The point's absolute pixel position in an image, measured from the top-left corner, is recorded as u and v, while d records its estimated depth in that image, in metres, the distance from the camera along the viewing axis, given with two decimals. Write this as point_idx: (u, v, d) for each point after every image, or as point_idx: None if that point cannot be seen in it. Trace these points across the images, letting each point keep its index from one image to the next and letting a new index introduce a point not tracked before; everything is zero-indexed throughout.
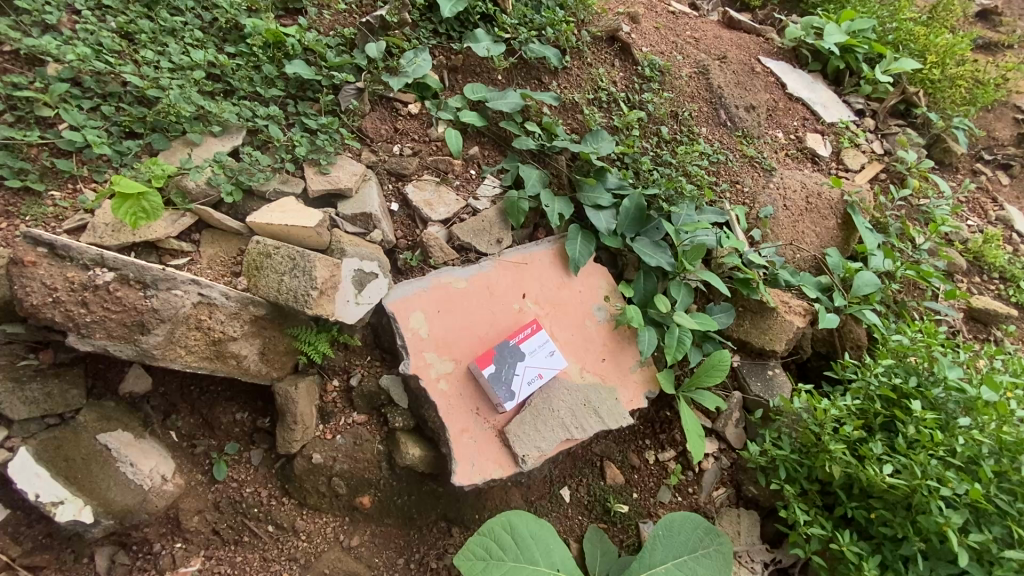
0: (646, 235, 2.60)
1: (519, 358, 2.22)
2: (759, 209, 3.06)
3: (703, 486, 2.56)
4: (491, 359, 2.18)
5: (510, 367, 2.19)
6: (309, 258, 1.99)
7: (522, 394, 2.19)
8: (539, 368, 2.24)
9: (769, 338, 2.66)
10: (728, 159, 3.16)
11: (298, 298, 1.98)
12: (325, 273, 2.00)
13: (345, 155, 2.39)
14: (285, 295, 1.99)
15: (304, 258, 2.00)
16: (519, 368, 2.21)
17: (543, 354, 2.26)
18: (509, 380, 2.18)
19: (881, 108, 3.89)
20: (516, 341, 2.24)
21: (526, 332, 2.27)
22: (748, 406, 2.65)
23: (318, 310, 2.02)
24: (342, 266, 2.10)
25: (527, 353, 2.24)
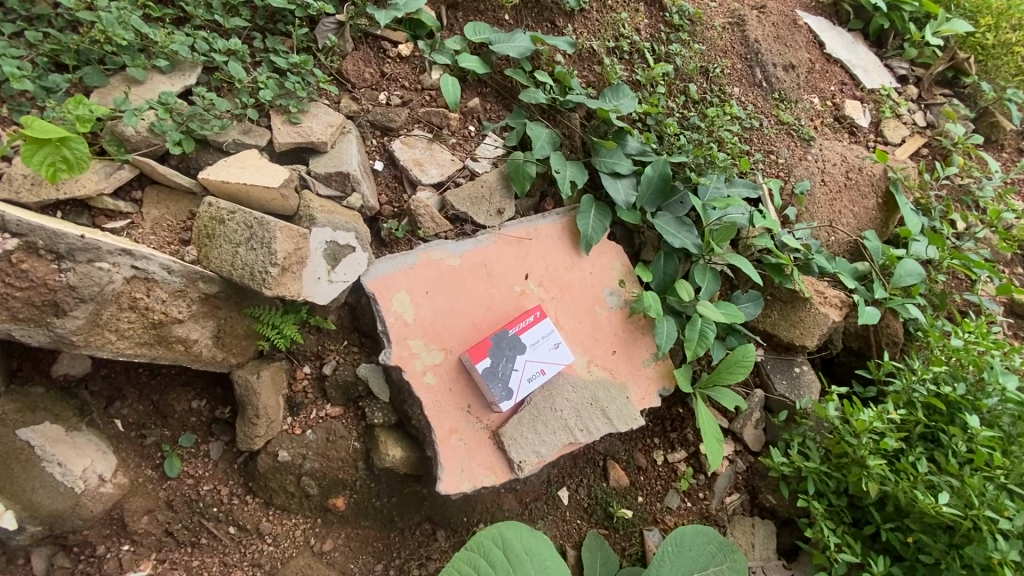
0: (669, 210, 2.27)
1: (518, 351, 1.91)
2: (794, 183, 2.70)
3: (715, 492, 2.32)
4: (484, 350, 1.86)
5: (508, 361, 1.89)
6: (269, 228, 1.61)
7: (520, 393, 1.89)
8: (541, 362, 1.93)
9: (799, 332, 2.36)
10: (762, 125, 2.77)
11: (256, 277, 1.61)
12: (288, 247, 1.63)
13: (320, 103, 2.02)
14: (239, 271, 1.62)
15: (265, 226, 1.61)
16: (518, 362, 1.90)
17: (546, 344, 1.95)
18: (506, 376, 1.87)
19: (927, 75, 3.47)
20: (516, 329, 1.92)
21: (528, 320, 1.95)
22: (770, 406, 2.39)
23: (280, 289, 1.66)
24: (310, 236, 1.75)
25: (528, 344, 1.93)
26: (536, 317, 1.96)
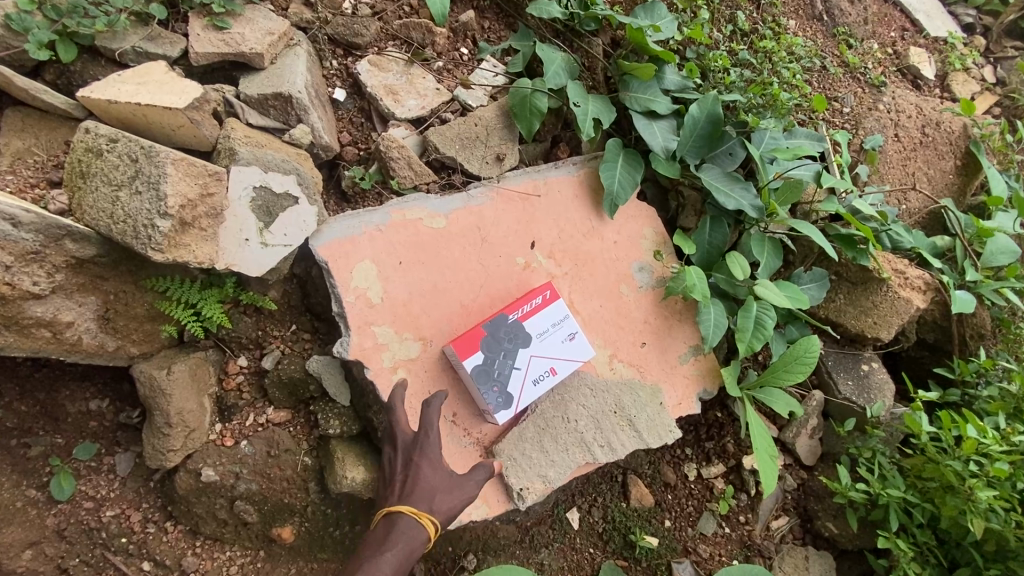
0: (716, 163, 1.77)
1: (521, 344, 1.43)
2: (866, 137, 2.16)
3: (759, 515, 1.88)
4: (475, 343, 1.39)
5: (506, 358, 1.41)
6: (159, 160, 1.09)
7: (522, 400, 1.42)
8: (551, 359, 1.46)
9: (872, 323, 1.88)
10: (824, 65, 2.24)
11: (139, 233, 1.10)
12: (187, 190, 1.11)
13: (259, 5, 1.49)
14: (119, 224, 1.11)
15: (153, 159, 1.09)
16: (520, 358, 1.42)
17: (558, 334, 1.48)
18: (504, 378, 1.41)
19: (997, 24, 2.96)
20: (518, 314, 1.44)
21: (536, 302, 1.46)
22: (830, 412, 1.92)
23: (180, 253, 1.15)
24: (228, 178, 1.23)
25: (535, 334, 1.45)
26: (545, 298, 1.47)
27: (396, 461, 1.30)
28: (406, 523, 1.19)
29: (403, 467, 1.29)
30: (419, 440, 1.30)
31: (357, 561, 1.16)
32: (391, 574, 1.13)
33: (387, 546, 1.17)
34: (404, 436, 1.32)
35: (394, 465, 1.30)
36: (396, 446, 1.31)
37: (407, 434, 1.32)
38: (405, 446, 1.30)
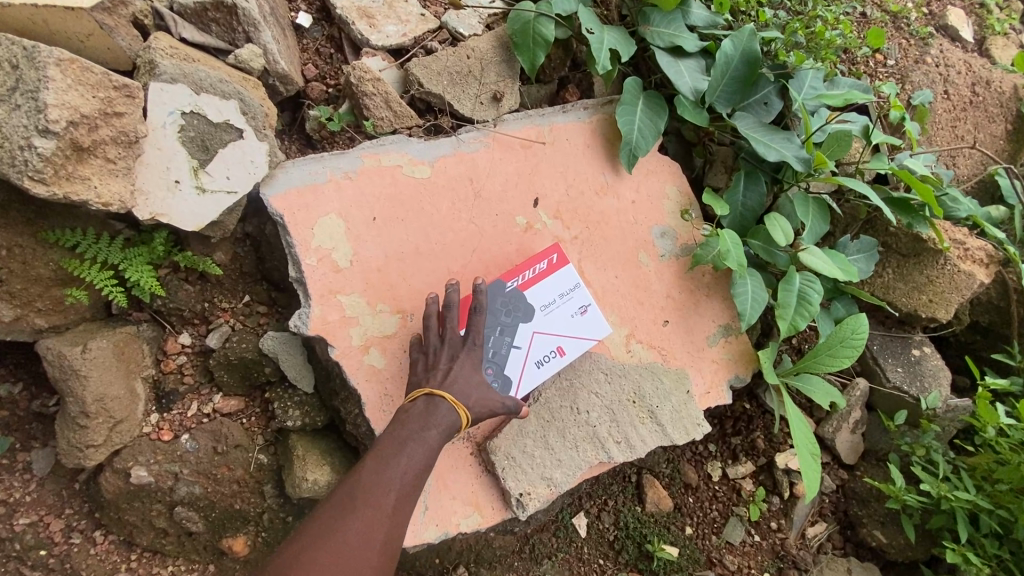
0: (749, 111, 1.51)
1: (521, 319, 1.18)
2: (913, 92, 1.90)
3: (794, 522, 1.63)
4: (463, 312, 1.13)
5: (503, 336, 1.16)
6: (41, 62, 0.85)
7: (523, 387, 1.18)
8: (557, 336, 1.21)
9: (925, 301, 1.63)
10: (864, 13, 1.98)
11: (14, 157, 0.85)
12: (79, 103, 0.87)
13: None
14: None
15: (34, 63, 0.85)
16: (520, 335, 1.18)
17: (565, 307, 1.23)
18: (501, 361, 1.16)
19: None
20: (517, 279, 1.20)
21: (540, 267, 1.22)
22: (875, 403, 1.67)
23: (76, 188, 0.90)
24: (145, 98, 0.98)
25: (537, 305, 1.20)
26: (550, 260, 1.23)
27: (441, 352, 1.07)
28: (444, 410, 1.01)
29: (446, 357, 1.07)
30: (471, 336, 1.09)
31: (393, 439, 0.98)
32: (431, 458, 0.99)
33: (427, 429, 1.00)
34: (454, 332, 1.09)
35: (435, 354, 1.08)
36: (440, 337, 1.09)
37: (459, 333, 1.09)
38: (454, 342, 1.08)
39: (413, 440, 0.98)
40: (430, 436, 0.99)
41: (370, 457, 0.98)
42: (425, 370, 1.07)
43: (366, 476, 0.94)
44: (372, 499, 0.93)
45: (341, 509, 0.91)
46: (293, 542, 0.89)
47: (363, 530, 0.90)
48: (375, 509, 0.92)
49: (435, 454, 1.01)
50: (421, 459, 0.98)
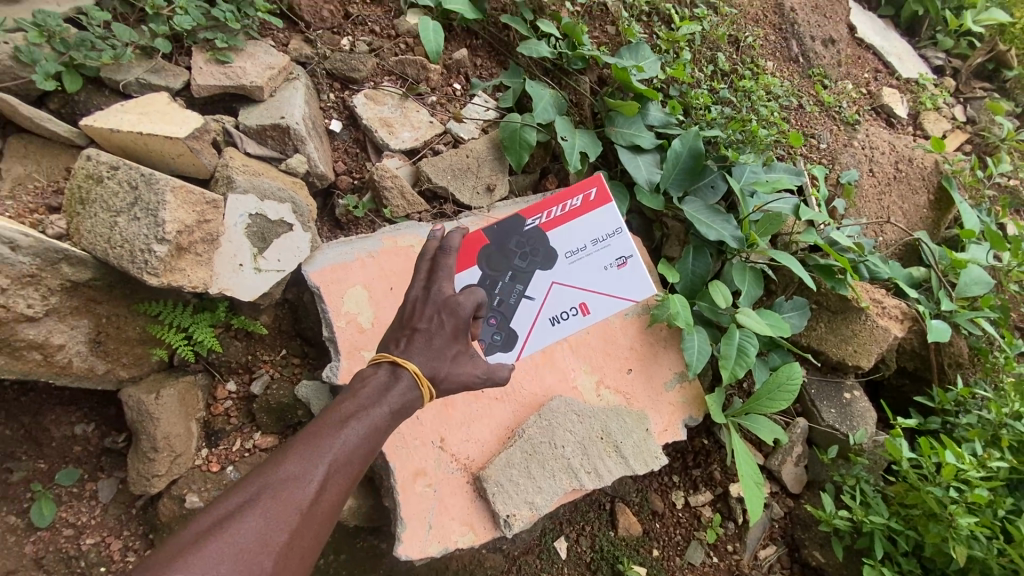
0: (698, 195, 1.84)
1: (540, 266, 1.55)
2: (841, 172, 2.26)
3: (747, 544, 1.87)
4: (496, 250, 1.54)
5: (512, 281, 1.53)
6: (160, 187, 1.14)
7: (518, 327, 1.54)
8: (573, 282, 1.56)
9: (853, 351, 1.92)
10: (800, 104, 2.35)
11: (135, 258, 1.14)
12: (184, 216, 1.16)
13: (260, 41, 1.56)
14: (115, 248, 1.14)
15: (153, 187, 1.15)
16: (535, 284, 1.55)
17: (591, 269, 1.57)
18: (507, 302, 1.53)
19: (964, 67, 3.11)
20: (545, 234, 1.56)
21: (561, 225, 1.57)
22: (815, 439, 1.95)
23: (175, 278, 1.19)
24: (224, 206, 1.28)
25: (561, 262, 1.56)
26: (578, 224, 1.57)
27: (421, 303, 1.21)
28: (407, 383, 1.12)
29: (428, 314, 1.19)
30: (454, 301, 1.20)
31: (338, 417, 1.04)
32: (366, 442, 1.03)
33: (375, 407, 1.07)
34: (437, 285, 1.22)
35: (416, 306, 1.21)
36: (426, 286, 1.23)
37: (443, 291, 1.22)
38: (436, 298, 1.21)
39: (357, 417, 1.05)
40: (377, 414, 1.06)
41: (313, 429, 1.03)
42: (405, 320, 1.21)
43: (295, 462, 0.95)
44: (288, 490, 0.91)
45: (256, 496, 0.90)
46: (196, 524, 0.86)
47: (278, 503, 0.90)
48: (293, 497, 0.91)
49: (375, 436, 1.06)
50: (359, 439, 1.03)
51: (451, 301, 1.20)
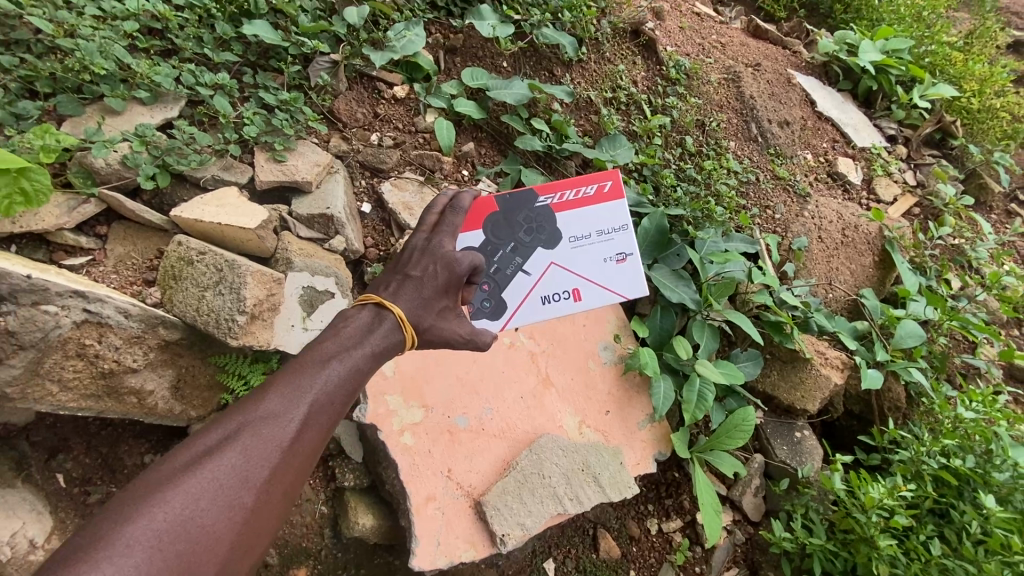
0: (665, 262, 2.19)
1: (547, 246, 1.84)
2: (792, 239, 2.61)
3: (713, 566, 2.13)
4: (506, 222, 1.82)
5: (512, 250, 1.82)
6: (240, 271, 1.52)
7: (512, 295, 1.82)
8: (572, 268, 1.85)
9: (800, 395, 2.25)
10: (758, 179, 2.70)
11: (221, 324, 1.50)
12: (259, 293, 1.53)
13: (308, 140, 1.95)
14: (204, 316, 1.52)
15: (235, 269, 1.52)
16: (536, 263, 1.83)
17: (587, 259, 1.85)
18: (507, 272, 1.82)
19: (916, 136, 3.31)
20: (552, 215, 1.85)
21: (570, 211, 1.86)
22: (771, 472, 2.25)
23: (249, 339, 1.55)
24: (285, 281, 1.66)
25: (563, 245, 1.85)
26: (585, 211, 1.86)
27: (418, 252, 1.58)
28: (390, 322, 1.45)
29: (422, 265, 1.55)
30: (451, 262, 1.57)
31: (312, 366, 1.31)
32: (338, 382, 1.32)
33: (348, 355, 1.36)
34: (437, 238, 1.60)
35: (412, 256, 1.58)
36: (426, 238, 1.60)
37: (444, 248, 1.58)
38: (434, 250, 1.57)
39: (330, 363, 1.33)
40: (348, 361, 1.34)
41: (290, 374, 1.30)
42: (404, 265, 1.56)
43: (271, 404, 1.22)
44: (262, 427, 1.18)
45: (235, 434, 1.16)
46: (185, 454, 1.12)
47: (257, 436, 1.17)
48: (268, 433, 1.18)
49: (345, 377, 1.34)
50: (331, 383, 1.31)
51: (448, 258, 1.57)
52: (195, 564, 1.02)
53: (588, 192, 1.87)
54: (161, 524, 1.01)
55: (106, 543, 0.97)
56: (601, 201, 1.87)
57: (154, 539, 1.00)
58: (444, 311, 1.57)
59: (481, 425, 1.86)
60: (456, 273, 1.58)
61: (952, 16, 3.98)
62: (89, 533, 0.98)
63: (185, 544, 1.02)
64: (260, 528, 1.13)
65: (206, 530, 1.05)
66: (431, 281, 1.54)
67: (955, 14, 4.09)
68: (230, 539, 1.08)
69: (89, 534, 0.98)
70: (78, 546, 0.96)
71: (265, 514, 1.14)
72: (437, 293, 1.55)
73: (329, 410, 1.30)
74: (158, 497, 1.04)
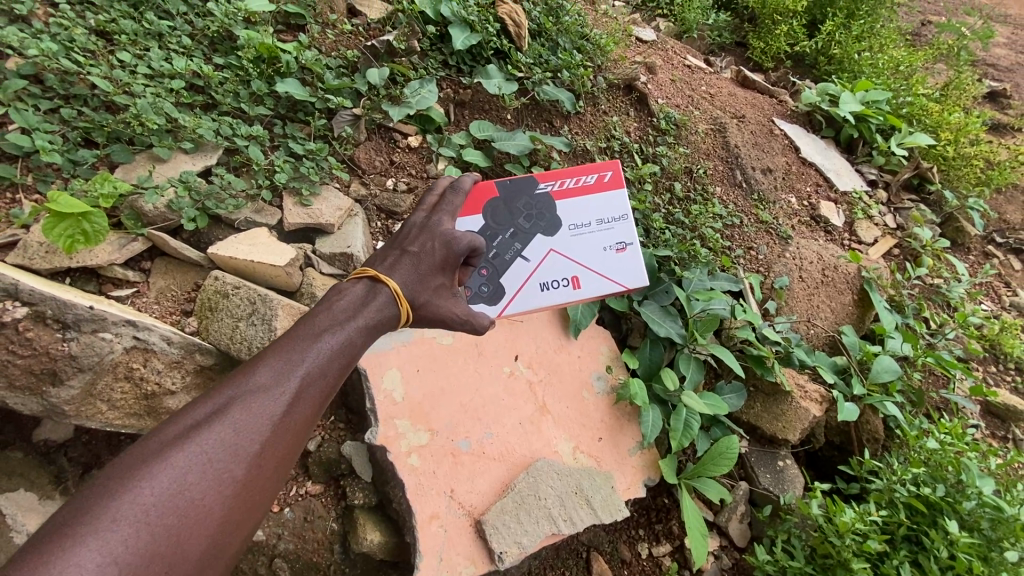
0: (654, 299, 2.37)
1: (545, 233, 2.05)
2: (774, 278, 2.79)
3: None
4: (507, 209, 2.03)
5: (511, 236, 2.03)
6: (271, 305, 1.79)
7: (508, 277, 2.02)
8: (567, 251, 2.06)
9: (782, 425, 2.39)
10: (742, 222, 2.88)
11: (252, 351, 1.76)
12: (287, 324, 1.79)
13: (331, 186, 2.17)
14: (237, 343, 1.77)
15: (267, 304, 1.80)
16: (532, 244, 2.04)
17: (583, 246, 2.07)
18: (505, 255, 2.02)
19: (895, 181, 3.40)
20: (551, 204, 2.07)
21: (567, 201, 2.08)
22: (755, 499, 2.37)
23: None
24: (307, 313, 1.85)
25: (562, 232, 2.07)
26: (582, 201, 2.09)
27: (416, 232, 1.74)
28: (384, 299, 1.58)
29: (419, 245, 1.72)
30: (452, 242, 1.73)
31: (300, 345, 1.41)
32: (328, 356, 1.43)
33: (337, 333, 1.46)
34: (436, 220, 1.78)
35: (409, 235, 1.75)
36: (426, 220, 1.79)
37: (440, 228, 1.75)
38: (431, 231, 1.74)
39: (320, 340, 1.43)
40: (337, 339, 1.45)
41: (279, 353, 1.40)
42: (403, 243, 1.72)
43: (260, 381, 1.31)
44: (251, 401, 1.27)
45: (222, 410, 1.25)
46: (174, 431, 1.20)
47: (246, 411, 1.26)
48: (256, 408, 1.27)
49: (333, 355, 1.44)
50: (319, 360, 1.41)
51: (445, 237, 1.73)
52: (187, 532, 1.09)
53: (588, 182, 2.09)
54: (149, 498, 1.08)
55: (94, 516, 1.03)
56: (599, 191, 2.10)
57: (142, 512, 1.06)
58: (439, 288, 1.70)
59: (482, 448, 2.00)
60: (455, 252, 1.74)
61: (930, 67, 4.20)
62: (77, 508, 1.05)
63: (175, 517, 1.09)
64: (250, 498, 1.21)
65: (195, 503, 1.12)
66: (431, 259, 1.70)
67: (934, 64, 4.31)
68: (219, 511, 1.15)
69: (78, 508, 1.05)
70: (66, 520, 1.03)
71: (254, 487, 1.22)
72: (436, 270, 1.70)
73: (315, 388, 1.38)
74: (144, 472, 1.11)
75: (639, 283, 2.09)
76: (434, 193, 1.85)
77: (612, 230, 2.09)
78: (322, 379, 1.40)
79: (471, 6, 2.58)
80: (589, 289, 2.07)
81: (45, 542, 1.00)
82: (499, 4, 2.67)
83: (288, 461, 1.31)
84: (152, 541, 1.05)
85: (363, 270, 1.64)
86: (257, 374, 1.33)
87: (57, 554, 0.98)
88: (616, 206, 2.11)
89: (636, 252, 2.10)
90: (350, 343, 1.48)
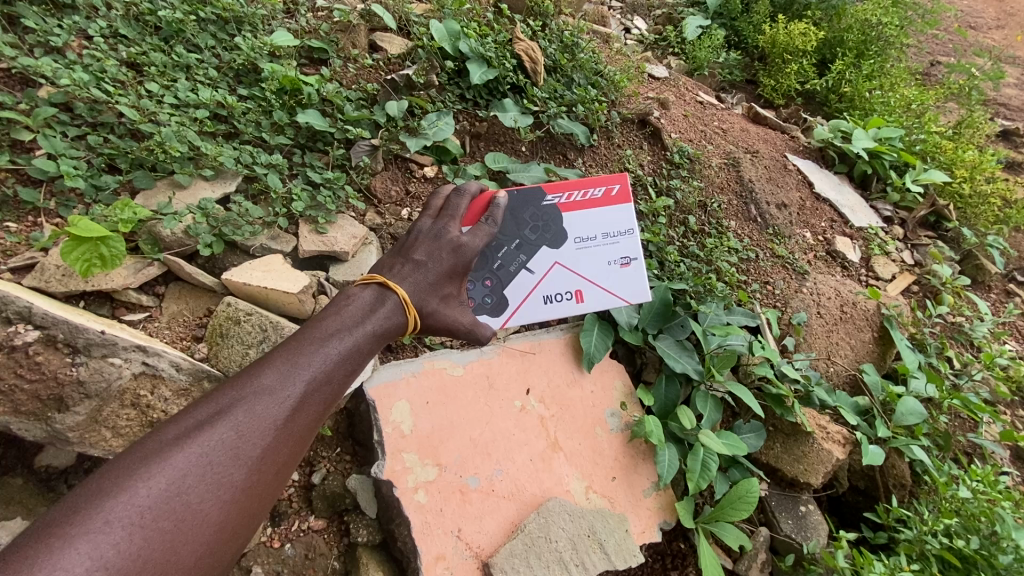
0: (669, 333, 2.31)
1: (547, 243, 2.03)
2: (792, 314, 2.69)
3: None
4: (513, 220, 2.00)
5: (515, 247, 2.00)
6: (283, 333, 1.81)
7: (510, 286, 2.01)
8: (569, 264, 2.05)
9: (803, 468, 2.29)
10: (758, 257, 2.83)
11: None
12: None
13: (347, 215, 2.20)
14: None
15: (279, 331, 1.82)
16: (535, 254, 2.02)
17: (588, 261, 2.06)
18: (508, 264, 2.00)
19: (911, 218, 3.36)
20: (557, 217, 2.04)
21: (573, 212, 2.05)
22: (777, 547, 2.27)
23: None
24: None
25: (567, 246, 2.05)
26: (588, 214, 2.06)
27: (421, 239, 1.78)
28: (392, 308, 1.61)
29: (425, 251, 1.75)
30: (459, 250, 1.78)
31: (303, 351, 1.43)
32: (331, 362, 1.45)
33: (341, 339, 1.48)
34: (441, 227, 1.81)
35: (412, 241, 1.79)
36: (430, 229, 1.81)
37: (447, 237, 1.78)
38: (436, 239, 1.78)
39: (322, 347, 1.45)
40: (339, 346, 1.47)
41: (281, 359, 1.41)
42: (408, 250, 1.76)
43: (261, 385, 1.33)
44: (252, 406, 1.29)
45: (222, 413, 1.26)
46: (174, 431, 1.22)
47: (244, 416, 1.28)
48: (256, 412, 1.29)
49: (333, 361, 1.45)
50: (321, 367, 1.43)
51: (449, 246, 1.77)
52: (183, 536, 1.11)
53: (595, 195, 2.06)
54: (144, 501, 1.10)
55: (87, 517, 1.05)
56: (606, 204, 2.07)
57: (136, 515, 1.08)
58: (444, 298, 1.75)
59: (491, 486, 1.93)
60: (462, 261, 1.78)
61: (942, 106, 4.20)
62: (71, 507, 1.07)
63: (170, 521, 1.10)
64: (247, 504, 1.23)
65: (191, 507, 1.14)
66: (437, 269, 1.73)
67: (946, 103, 4.30)
68: (215, 517, 1.17)
69: (70, 508, 1.06)
70: (59, 519, 1.04)
71: (249, 495, 1.23)
72: (443, 280, 1.74)
73: (313, 399, 1.39)
74: (139, 475, 1.12)
75: (641, 298, 2.10)
76: (437, 202, 1.88)
77: (618, 244, 2.08)
78: (321, 389, 1.41)
79: (488, 43, 2.64)
80: (592, 302, 2.07)
81: (35, 542, 1.01)
82: (516, 41, 2.72)
83: (283, 470, 1.31)
84: (144, 546, 1.06)
85: (371, 275, 1.67)
86: (257, 381, 1.34)
87: (49, 553, 0.99)
88: (623, 219, 2.08)
89: (641, 267, 2.10)
90: (351, 354, 1.49)
